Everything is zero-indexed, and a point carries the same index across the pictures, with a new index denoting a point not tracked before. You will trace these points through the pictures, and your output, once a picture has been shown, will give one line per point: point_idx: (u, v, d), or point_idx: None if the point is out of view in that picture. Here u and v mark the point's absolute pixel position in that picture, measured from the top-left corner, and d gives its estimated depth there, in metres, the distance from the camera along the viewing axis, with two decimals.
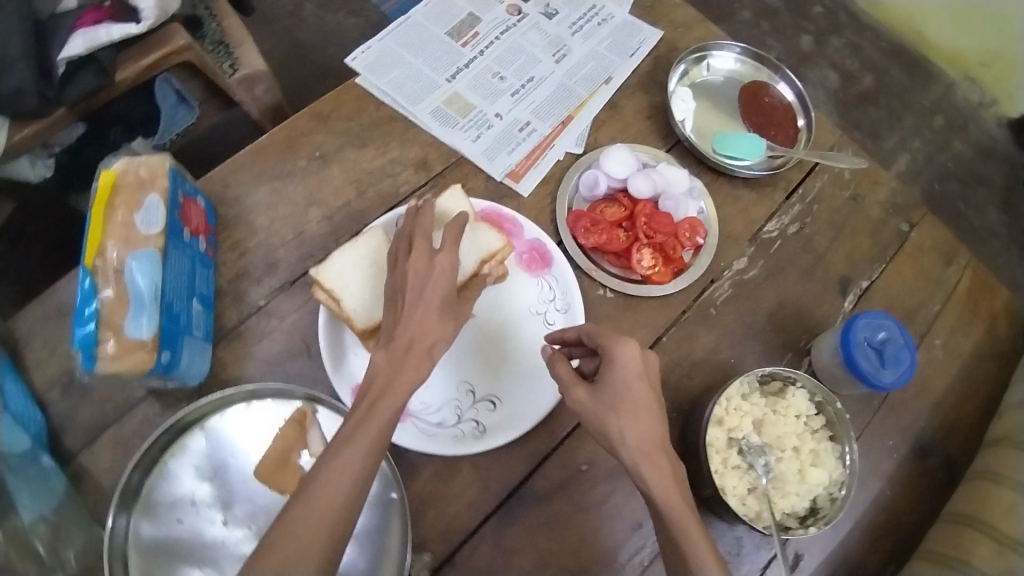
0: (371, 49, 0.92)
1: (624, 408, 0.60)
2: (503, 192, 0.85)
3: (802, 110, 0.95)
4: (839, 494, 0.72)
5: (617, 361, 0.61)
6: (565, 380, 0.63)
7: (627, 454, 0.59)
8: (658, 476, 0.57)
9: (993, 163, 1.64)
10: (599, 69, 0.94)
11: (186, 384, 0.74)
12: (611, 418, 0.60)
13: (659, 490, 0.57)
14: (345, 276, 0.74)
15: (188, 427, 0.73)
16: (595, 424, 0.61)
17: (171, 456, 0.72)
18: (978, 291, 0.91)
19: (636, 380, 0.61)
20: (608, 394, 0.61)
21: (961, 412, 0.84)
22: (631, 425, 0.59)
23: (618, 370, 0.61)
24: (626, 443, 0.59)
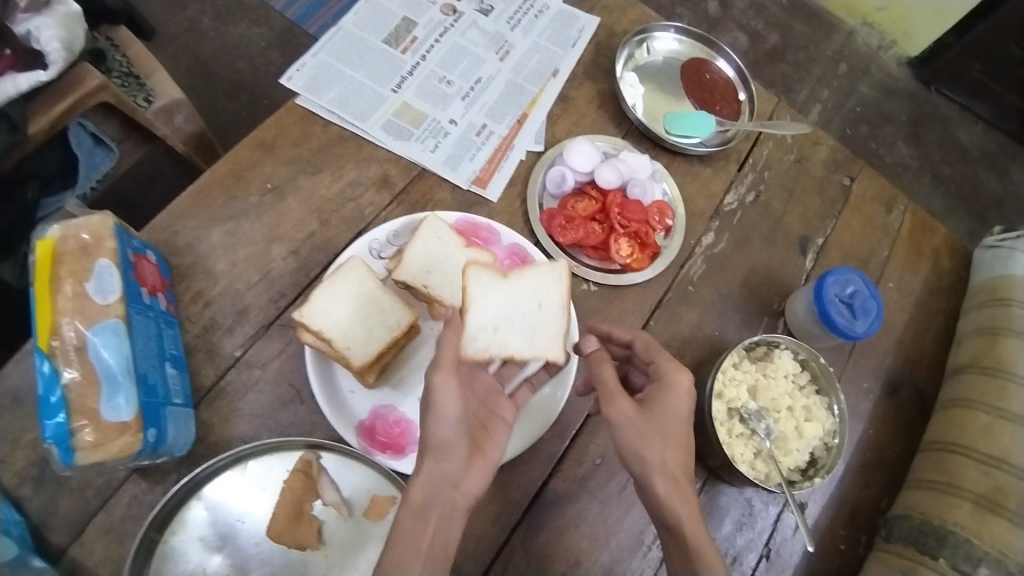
0: (307, 67, 0.87)
1: (666, 436, 0.63)
2: (471, 200, 0.84)
3: (742, 83, 0.98)
4: (834, 443, 0.76)
5: (670, 390, 0.65)
6: (609, 387, 0.66)
7: (662, 483, 0.62)
8: (688, 509, 0.61)
9: (898, 102, 1.76)
10: (545, 62, 0.93)
11: (176, 455, 0.70)
12: (653, 445, 0.63)
13: (689, 520, 0.61)
14: (331, 312, 0.71)
15: (185, 500, 0.68)
16: (634, 447, 0.63)
17: (173, 534, 0.68)
18: (919, 232, 0.98)
19: (681, 413, 0.65)
20: (655, 420, 0.64)
21: (922, 346, 0.91)
22: (669, 457, 0.63)
23: (665, 398, 0.65)
24: (664, 470, 0.62)
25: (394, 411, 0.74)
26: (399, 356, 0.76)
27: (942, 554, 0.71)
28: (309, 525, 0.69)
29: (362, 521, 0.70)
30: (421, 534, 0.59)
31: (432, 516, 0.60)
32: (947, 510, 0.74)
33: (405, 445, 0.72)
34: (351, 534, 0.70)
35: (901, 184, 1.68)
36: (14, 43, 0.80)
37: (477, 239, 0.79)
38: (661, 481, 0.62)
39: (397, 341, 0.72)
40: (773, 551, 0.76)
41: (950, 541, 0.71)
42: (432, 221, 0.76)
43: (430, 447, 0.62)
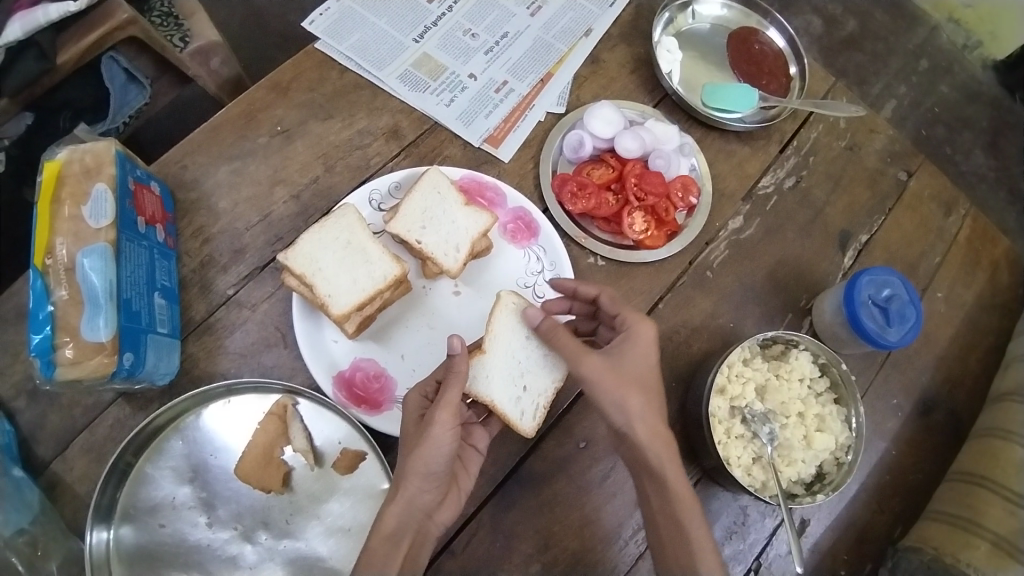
0: (330, 11, 0.85)
1: (644, 386, 0.60)
2: (482, 158, 0.80)
3: (794, 57, 0.90)
4: (846, 459, 0.69)
5: (637, 338, 0.62)
6: (575, 348, 0.61)
7: (644, 433, 0.59)
8: (672, 465, 0.59)
9: (980, 107, 1.63)
10: (578, 21, 0.88)
11: (156, 384, 0.70)
12: (632, 396, 0.59)
13: (674, 481, 0.59)
14: (318, 259, 0.69)
15: (162, 429, 0.68)
16: (614, 399, 0.59)
17: (147, 461, 0.68)
18: (979, 240, 0.89)
19: (651, 361, 0.62)
20: (630, 368, 0.60)
21: (965, 365, 0.84)
22: (648, 407, 0.60)
23: (631, 346, 0.62)
24: (645, 421, 0.59)
25: (374, 365, 0.71)
26: (387, 309, 0.73)
27: None
28: (277, 470, 0.68)
29: (330, 473, 0.69)
30: (393, 561, 0.54)
31: (403, 544, 0.56)
32: (963, 549, 0.69)
33: (380, 402, 0.70)
34: (318, 485, 0.69)
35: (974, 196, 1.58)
36: None
37: (481, 199, 0.75)
38: (642, 430, 0.59)
39: (380, 294, 0.69)
40: (762, 564, 0.71)
41: None
42: (433, 177, 0.73)
43: (413, 477, 0.57)
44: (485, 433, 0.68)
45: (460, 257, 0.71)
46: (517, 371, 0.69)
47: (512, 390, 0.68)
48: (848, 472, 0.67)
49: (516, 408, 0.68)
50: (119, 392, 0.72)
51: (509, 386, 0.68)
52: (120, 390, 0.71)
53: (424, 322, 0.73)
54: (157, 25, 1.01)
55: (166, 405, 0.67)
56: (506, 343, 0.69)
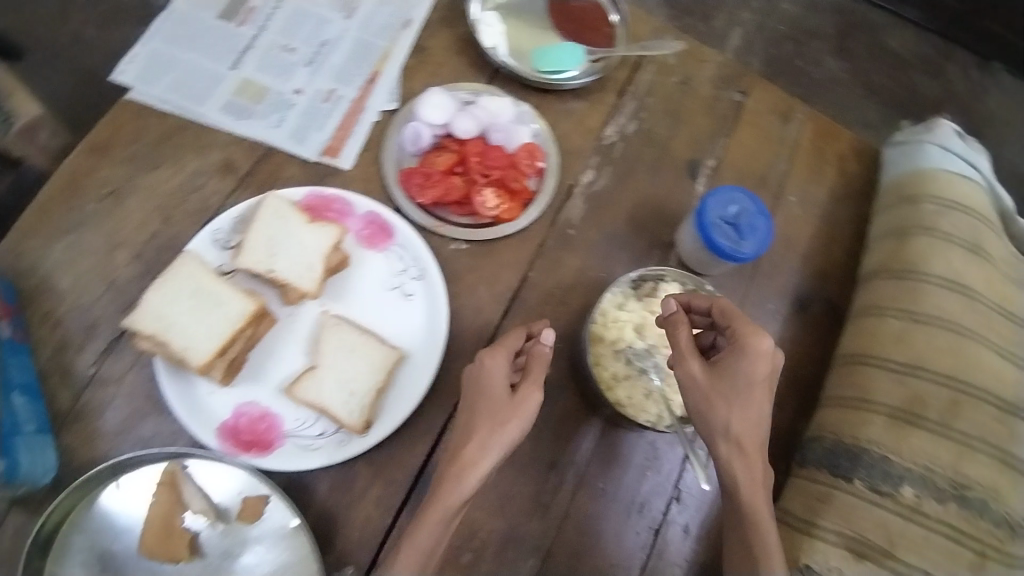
0: (138, 58, 0.81)
1: (737, 397, 0.62)
2: (323, 172, 0.78)
3: (612, 5, 0.92)
4: None
5: (750, 353, 0.62)
6: (683, 348, 0.64)
7: (724, 445, 0.62)
8: (749, 478, 0.62)
9: (820, 15, 1.73)
10: (395, 14, 0.87)
11: (39, 485, 0.66)
12: (720, 406, 0.61)
13: (747, 489, 0.62)
14: (167, 314, 0.67)
15: (56, 531, 0.64)
16: (701, 405, 0.62)
17: (52, 565, 0.64)
18: (822, 138, 0.94)
19: (758, 379, 0.62)
20: (728, 383, 0.62)
21: (832, 258, 0.88)
22: (739, 420, 0.61)
23: (740, 365, 0.62)
24: (728, 434, 0.62)
25: (257, 406, 0.69)
26: (255, 346, 0.70)
27: (857, 475, 0.69)
28: (182, 538, 0.66)
29: (237, 525, 0.67)
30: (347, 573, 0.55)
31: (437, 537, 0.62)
32: (861, 427, 0.72)
33: (270, 441, 0.68)
34: (229, 539, 0.67)
35: (833, 97, 1.65)
36: None
37: (329, 213, 0.74)
38: (724, 445, 0.62)
39: (241, 333, 0.67)
40: (681, 494, 0.73)
41: (864, 461, 0.69)
42: (272, 203, 0.71)
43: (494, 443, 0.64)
44: (335, 447, 0.68)
45: (316, 276, 0.70)
46: (344, 377, 0.68)
47: (338, 394, 0.68)
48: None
49: (344, 408, 0.68)
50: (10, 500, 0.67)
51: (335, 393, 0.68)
52: (9, 498, 0.66)
53: (298, 347, 0.71)
54: None
55: (54, 504, 0.63)
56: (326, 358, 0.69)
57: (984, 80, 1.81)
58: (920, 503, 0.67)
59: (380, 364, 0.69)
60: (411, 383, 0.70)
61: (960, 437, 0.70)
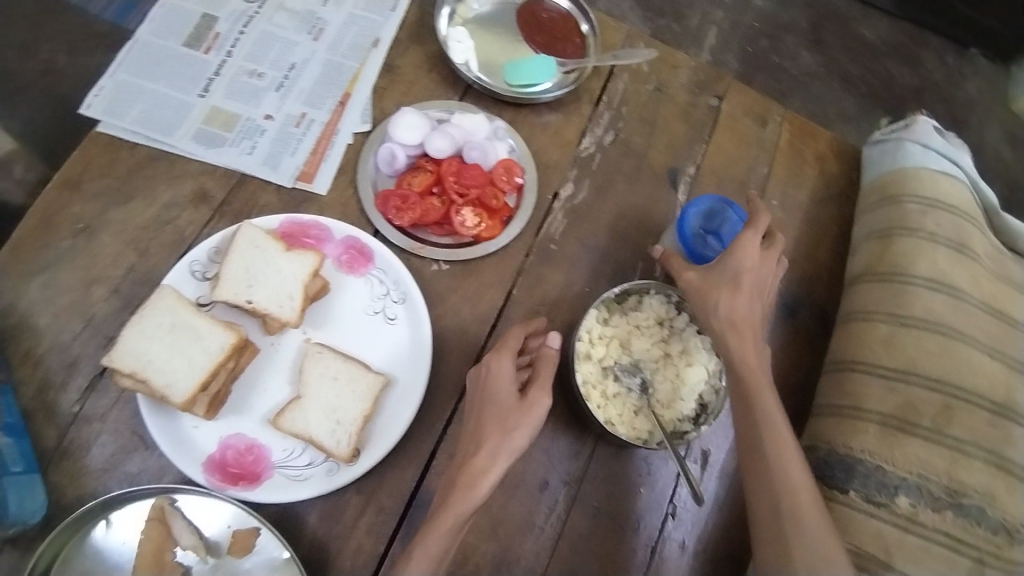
0: (104, 90, 0.80)
1: (731, 287, 0.67)
2: (300, 198, 0.77)
3: (582, 15, 0.92)
4: (721, 384, 0.71)
5: (737, 247, 0.68)
6: (677, 266, 0.70)
7: (717, 325, 0.67)
8: (739, 345, 0.65)
9: (794, 11, 1.74)
10: (363, 33, 0.86)
11: (29, 525, 0.66)
12: (709, 295, 0.67)
13: (738, 352, 0.65)
14: (146, 351, 0.65)
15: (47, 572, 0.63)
16: (697, 300, 0.68)
17: None
18: (799, 139, 0.94)
19: (745, 266, 0.68)
20: (722, 274, 0.68)
21: (815, 259, 0.89)
22: (731, 300, 0.66)
23: (731, 258, 0.68)
24: (719, 316, 0.66)
25: (243, 439, 0.68)
26: (238, 379, 0.69)
27: (852, 486, 0.69)
28: (173, 572, 0.65)
29: (228, 560, 0.66)
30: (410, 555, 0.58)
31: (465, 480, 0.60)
32: (854, 435, 0.72)
33: (259, 473, 0.67)
34: (221, 574, 0.66)
35: (811, 92, 1.66)
36: None
37: (308, 240, 0.73)
38: (715, 323, 0.67)
39: (224, 366, 0.66)
40: (675, 506, 0.73)
41: (859, 471, 0.69)
42: (248, 231, 0.70)
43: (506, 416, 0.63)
44: (322, 478, 0.67)
45: (295, 304, 0.69)
46: (330, 406, 0.68)
47: (325, 423, 0.67)
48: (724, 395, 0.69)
49: (331, 438, 0.67)
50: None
51: (322, 422, 0.67)
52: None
53: (282, 377, 0.70)
54: None
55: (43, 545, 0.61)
56: (311, 388, 0.68)
57: (959, 66, 1.82)
58: (917, 512, 0.66)
59: (364, 391, 0.69)
60: (398, 408, 0.69)
61: (953, 443, 0.70)
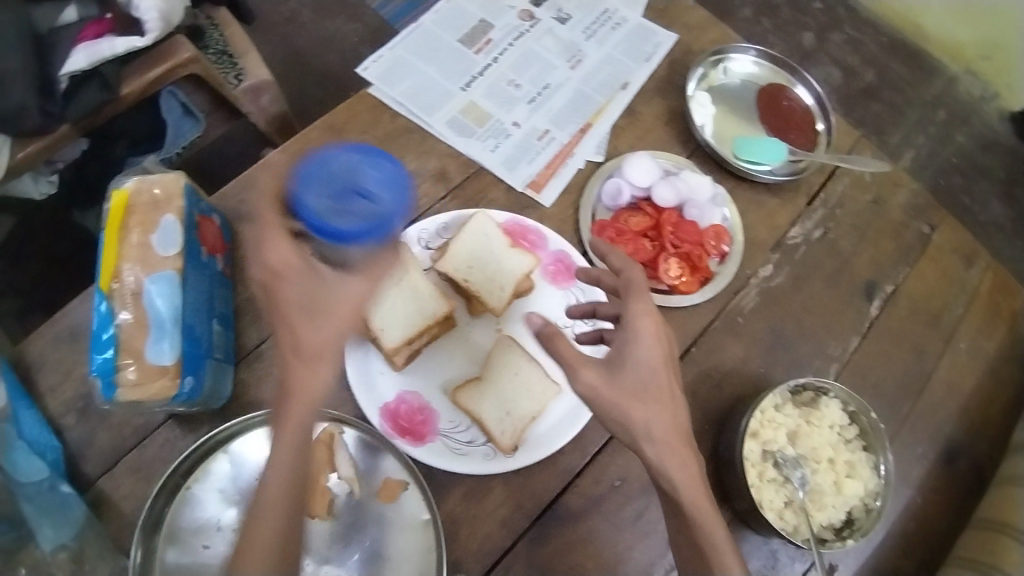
0: (384, 59, 0.90)
1: (649, 398, 0.60)
2: (524, 203, 0.83)
3: (821, 113, 0.95)
4: (875, 505, 0.71)
5: (636, 336, 0.61)
6: (571, 358, 0.62)
7: (651, 449, 0.60)
8: (684, 476, 0.60)
9: (996, 157, 1.69)
10: (615, 74, 0.93)
11: (213, 405, 0.75)
12: (635, 410, 0.60)
13: (684, 487, 0.60)
14: (370, 294, 0.72)
15: (212, 450, 0.71)
16: (617, 412, 0.60)
17: (193, 482, 0.70)
18: (1001, 292, 0.92)
19: (657, 362, 0.61)
20: (630, 380, 0.61)
21: (989, 415, 0.86)
22: (657, 417, 0.60)
23: (634, 347, 0.61)
24: (651, 438, 0.60)
25: (419, 399, 0.74)
26: (430, 344, 0.75)
27: None
28: (323, 496, 0.69)
29: (372, 502, 0.70)
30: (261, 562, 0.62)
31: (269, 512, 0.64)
32: None
33: (424, 434, 0.72)
34: (361, 513, 0.70)
35: (991, 243, 1.60)
36: (117, 10, 0.87)
37: (524, 242, 0.79)
38: (649, 448, 0.60)
39: (429, 329, 0.73)
40: None
41: None
42: (481, 220, 0.77)
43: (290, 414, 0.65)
44: (478, 458, 0.71)
45: (505, 295, 0.75)
46: (504, 396, 0.73)
47: (496, 409, 0.72)
48: (878, 518, 0.69)
49: (498, 425, 0.72)
50: (171, 413, 0.74)
51: (493, 407, 0.72)
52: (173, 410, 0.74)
53: (468, 357, 0.76)
54: (214, 62, 1.10)
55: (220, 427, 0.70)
56: (492, 374, 0.74)
57: None
58: None
59: (539, 396, 0.73)
60: (564, 419, 0.73)
61: None
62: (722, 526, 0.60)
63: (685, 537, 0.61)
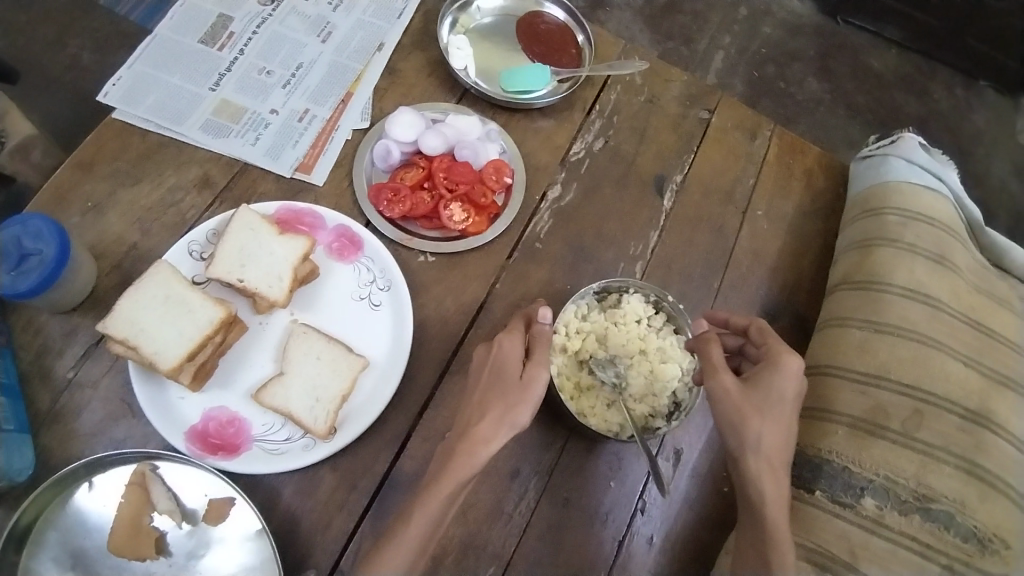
0: (122, 79, 0.83)
1: (768, 412, 0.62)
2: (297, 187, 0.81)
3: (578, 27, 0.96)
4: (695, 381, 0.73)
5: (783, 369, 0.63)
6: (716, 363, 0.64)
7: (754, 460, 0.63)
8: (774, 490, 0.63)
9: (803, 39, 1.78)
10: (369, 38, 0.91)
11: (15, 482, 0.67)
12: (752, 420, 0.62)
13: (773, 502, 0.62)
14: (139, 320, 0.69)
15: (30, 527, 0.64)
16: (734, 419, 0.62)
17: (23, 562, 0.63)
18: (787, 154, 0.96)
19: (788, 394, 0.63)
20: (760, 398, 0.63)
21: (800, 270, 0.90)
22: (768, 433, 0.62)
23: (776, 377, 0.63)
24: (758, 450, 0.62)
25: (226, 411, 0.70)
26: (225, 355, 0.72)
27: (818, 485, 0.70)
28: (151, 538, 0.65)
29: (202, 528, 0.66)
30: None
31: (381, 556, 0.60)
32: (824, 438, 0.73)
33: (238, 445, 0.68)
34: (194, 541, 0.66)
35: (816, 117, 1.68)
36: None
37: (301, 226, 0.77)
38: (753, 461, 0.63)
39: (210, 340, 0.69)
40: (644, 501, 0.74)
41: (825, 471, 0.70)
42: (244, 215, 0.74)
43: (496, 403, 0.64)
44: (297, 453, 0.69)
45: (284, 285, 0.72)
46: (311, 383, 0.70)
47: (304, 400, 0.69)
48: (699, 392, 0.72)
49: (309, 414, 0.69)
50: None
51: (300, 398, 0.69)
52: None
53: (267, 355, 0.73)
54: None
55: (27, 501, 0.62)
56: (294, 367, 0.71)
57: (966, 99, 1.84)
58: (883, 514, 0.67)
59: (346, 372, 0.71)
60: (377, 389, 0.72)
61: (922, 447, 0.70)
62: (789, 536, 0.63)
63: (752, 538, 0.64)
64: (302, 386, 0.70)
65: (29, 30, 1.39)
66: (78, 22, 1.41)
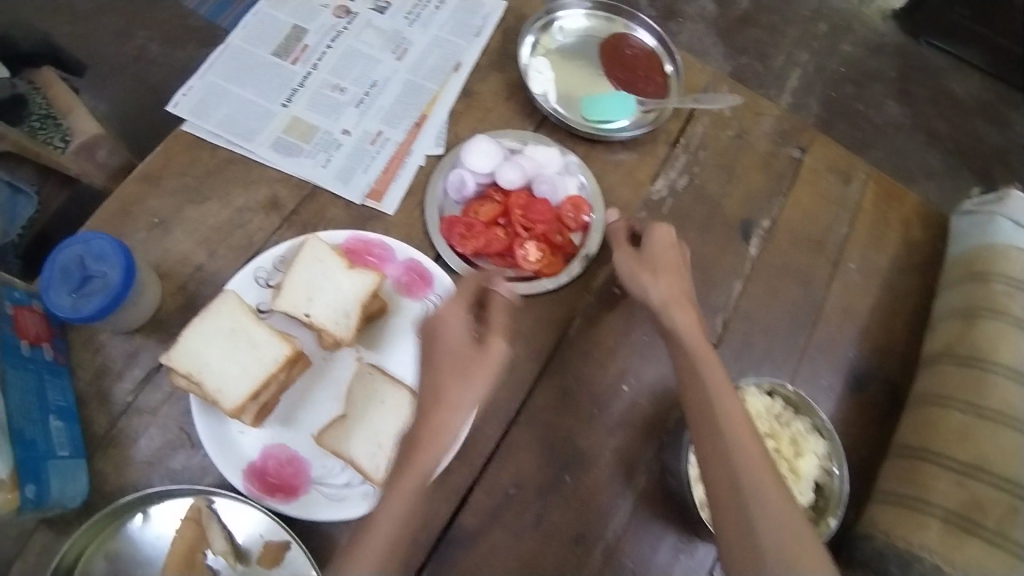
0: (193, 90, 0.81)
1: (661, 271, 0.71)
2: (367, 216, 0.78)
3: (667, 55, 0.91)
4: (834, 468, 0.70)
5: (657, 230, 0.74)
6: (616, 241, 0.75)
7: (664, 311, 0.70)
8: (695, 339, 0.67)
9: (884, 58, 1.67)
10: (446, 57, 0.87)
11: (69, 509, 0.64)
12: (646, 276, 0.71)
13: (698, 348, 0.66)
14: (203, 355, 0.66)
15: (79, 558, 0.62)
16: (632, 279, 0.72)
17: None
18: (884, 201, 0.89)
19: (672, 250, 0.73)
20: (645, 256, 0.73)
21: (891, 332, 0.83)
22: (666, 284, 0.71)
23: (657, 241, 0.73)
24: (659, 298, 0.70)
25: (286, 450, 0.68)
26: (286, 394, 0.70)
27: None
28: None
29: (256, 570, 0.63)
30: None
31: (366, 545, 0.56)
32: (915, 530, 0.66)
33: (297, 487, 0.66)
34: None
35: (894, 143, 1.59)
36: None
37: (370, 258, 0.74)
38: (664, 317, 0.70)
39: (275, 378, 0.67)
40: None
41: (916, 570, 0.64)
42: (314, 245, 0.71)
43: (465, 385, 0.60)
44: (356, 501, 0.65)
45: (351, 323, 0.69)
46: (376, 429, 0.67)
47: (366, 444, 0.67)
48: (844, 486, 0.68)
49: (370, 461, 0.66)
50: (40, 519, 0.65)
51: (361, 442, 0.67)
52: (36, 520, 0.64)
53: (330, 395, 0.70)
54: (38, 130, 1.04)
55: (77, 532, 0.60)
56: (358, 412, 0.68)
57: None
58: None
59: (410, 420, 0.68)
60: None
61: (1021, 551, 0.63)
62: (777, 483, 0.57)
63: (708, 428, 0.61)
64: (364, 429, 0.67)
65: (97, 21, 1.38)
66: (141, 16, 1.40)
